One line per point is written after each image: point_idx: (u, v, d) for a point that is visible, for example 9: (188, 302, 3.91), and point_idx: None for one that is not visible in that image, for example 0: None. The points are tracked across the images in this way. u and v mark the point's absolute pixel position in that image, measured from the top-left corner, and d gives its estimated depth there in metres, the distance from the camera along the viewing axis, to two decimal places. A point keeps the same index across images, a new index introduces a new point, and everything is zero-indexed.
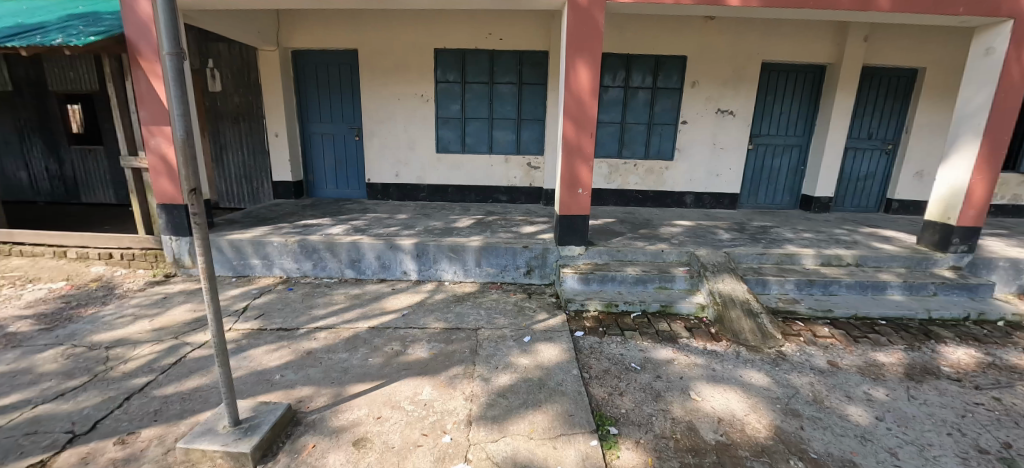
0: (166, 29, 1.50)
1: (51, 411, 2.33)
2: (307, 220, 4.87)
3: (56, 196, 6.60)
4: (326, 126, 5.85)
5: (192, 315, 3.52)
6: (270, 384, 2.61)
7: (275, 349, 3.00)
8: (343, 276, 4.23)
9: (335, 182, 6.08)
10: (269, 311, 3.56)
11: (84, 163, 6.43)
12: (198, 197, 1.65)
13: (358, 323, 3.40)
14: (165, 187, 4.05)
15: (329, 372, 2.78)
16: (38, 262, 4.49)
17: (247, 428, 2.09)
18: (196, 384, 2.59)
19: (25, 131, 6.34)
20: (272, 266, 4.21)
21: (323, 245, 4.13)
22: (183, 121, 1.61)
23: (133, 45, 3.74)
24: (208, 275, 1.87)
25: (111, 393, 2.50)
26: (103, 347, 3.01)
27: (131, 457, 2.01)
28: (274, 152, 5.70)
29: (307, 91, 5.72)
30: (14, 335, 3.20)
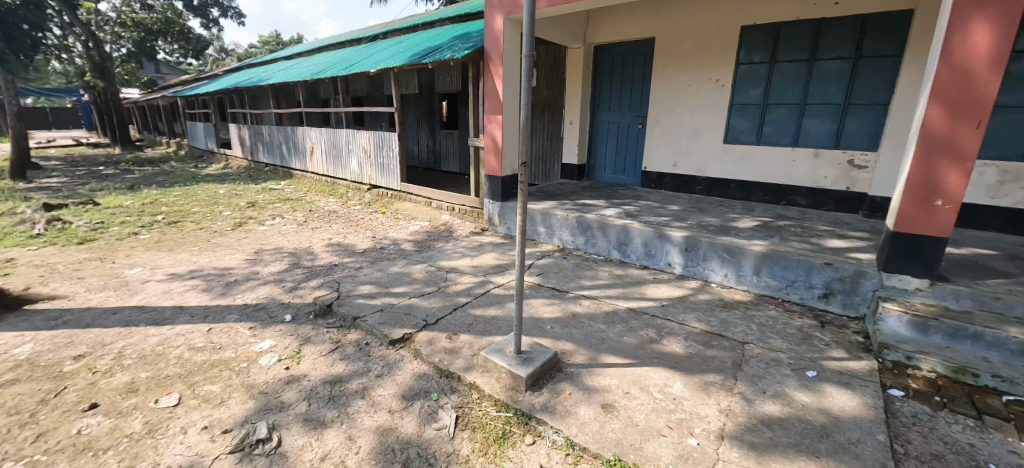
0: (527, 36, 2.09)
1: (417, 303, 3.52)
2: (584, 199, 5.51)
3: (429, 164, 9.74)
4: (613, 115, 6.33)
5: (495, 261, 4.56)
6: (543, 330, 3.12)
7: (549, 303, 3.57)
8: (609, 256, 4.58)
9: (613, 168, 6.54)
10: (547, 271, 4.25)
11: (446, 142, 9.18)
12: (525, 168, 2.25)
13: (618, 302, 3.60)
14: (490, 162, 5.51)
15: (589, 336, 3.06)
16: (417, 207, 6.83)
17: (524, 359, 2.57)
18: (493, 313, 3.35)
19: (421, 119, 9.57)
20: (552, 235, 4.99)
21: (597, 224, 4.56)
22: (526, 107, 2.19)
23: (489, 55, 5.19)
24: (521, 234, 2.36)
25: (448, 303, 3.53)
26: (445, 269, 4.30)
27: (454, 351, 2.83)
28: (567, 138, 6.67)
29: (602, 82, 6.33)
30: (405, 251, 5.01)
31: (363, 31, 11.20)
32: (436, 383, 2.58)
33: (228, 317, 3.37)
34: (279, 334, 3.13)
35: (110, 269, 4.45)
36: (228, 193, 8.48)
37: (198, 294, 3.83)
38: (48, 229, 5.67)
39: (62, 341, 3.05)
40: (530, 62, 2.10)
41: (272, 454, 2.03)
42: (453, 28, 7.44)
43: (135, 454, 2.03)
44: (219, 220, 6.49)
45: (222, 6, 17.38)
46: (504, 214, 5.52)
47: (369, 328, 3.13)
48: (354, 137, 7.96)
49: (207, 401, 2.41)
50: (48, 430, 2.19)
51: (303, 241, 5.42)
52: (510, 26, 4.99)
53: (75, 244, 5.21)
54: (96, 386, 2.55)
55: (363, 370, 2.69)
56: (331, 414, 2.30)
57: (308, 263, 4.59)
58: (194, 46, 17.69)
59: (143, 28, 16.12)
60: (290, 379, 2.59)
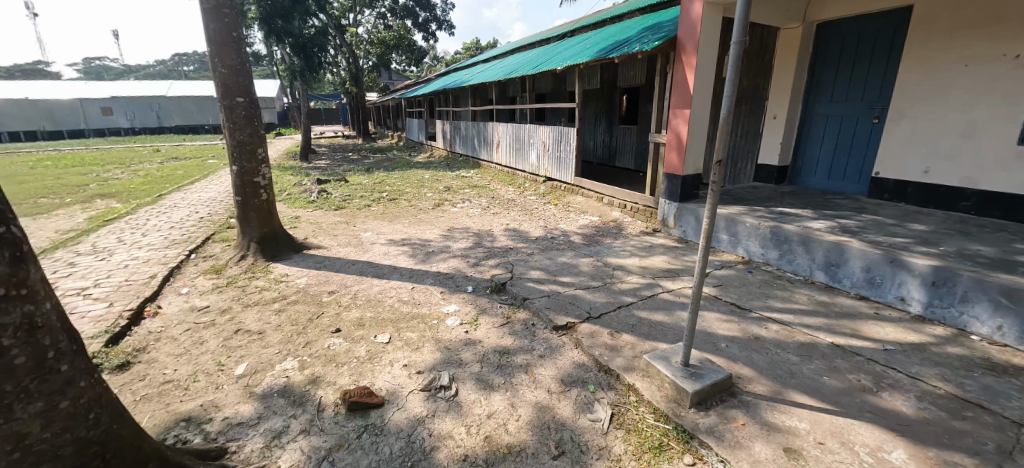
0: (740, 21, 1.88)
1: (582, 295, 3.62)
2: (784, 208, 4.85)
3: (604, 159, 9.80)
4: (835, 106, 5.33)
5: (666, 264, 4.33)
6: (716, 348, 2.86)
7: (726, 320, 3.25)
8: (810, 277, 3.97)
9: (827, 172, 5.56)
10: (727, 283, 3.96)
11: (622, 137, 9.05)
12: (722, 168, 2.01)
13: (819, 334, 3.04)
14: (672, 159, 5.28)
15: (774, 367, 2.65)
16: (588, 202, 6.97)
17: (692, 374, 2.38)
18: (660, 318, 3.20)
19: (600, 114, 9.64)
20: (737, 244, 4.63)
21: (798, 237, 4.01)
22: (730, 100, 1.96)
23: (682, 44, 4.99)
24: (706, 240, 2.16)
25: (612, 299, 3.53)
26: (611, 266, 4.29)
27: (615, 348, 2.82)
28: (768, 134, 5.95)
29: (823, 67, 5.41)
30: (573, 243, 5.21)
31: (552, 31, 11.81)
32: (595, 375, 2.61)
33: (426, 280, 4.09)
34: (463, 301, 3.64)
35: (353, 230, 5.89)
36: (431, 178, 10.20)
37: (407, 258, 4.75)
38: (320, 196, 7.82)
39: (324, 278, 4.20)
40: (740, 50, 1.88)
41: (450, 400, 2.39)
42: (642, 19, 7.20)
43: (361, 372, 2.67)
44: (423, 199, 7.86)
45: (439, 21, 20.63)
46: (680, 215, 5.21)
47: (536, 310, 3.37)
48: (535, 131, 8.54)
49: (409, 344, 2.99)
50: (311, 341, 3.05)
51: (485, 224, 6.15)
52: (709, 11, 4.71)
53: (334, 209, 7.06)
54: (341, 315, 3.43)
55: (529, 347, 2.92)
56: (499, 380, 2.58)
57: (488, 243, 5.20)
58: (416, 56, 21.55)
59: (384, 45, 20.43)
60: (469, 341, 3.00)
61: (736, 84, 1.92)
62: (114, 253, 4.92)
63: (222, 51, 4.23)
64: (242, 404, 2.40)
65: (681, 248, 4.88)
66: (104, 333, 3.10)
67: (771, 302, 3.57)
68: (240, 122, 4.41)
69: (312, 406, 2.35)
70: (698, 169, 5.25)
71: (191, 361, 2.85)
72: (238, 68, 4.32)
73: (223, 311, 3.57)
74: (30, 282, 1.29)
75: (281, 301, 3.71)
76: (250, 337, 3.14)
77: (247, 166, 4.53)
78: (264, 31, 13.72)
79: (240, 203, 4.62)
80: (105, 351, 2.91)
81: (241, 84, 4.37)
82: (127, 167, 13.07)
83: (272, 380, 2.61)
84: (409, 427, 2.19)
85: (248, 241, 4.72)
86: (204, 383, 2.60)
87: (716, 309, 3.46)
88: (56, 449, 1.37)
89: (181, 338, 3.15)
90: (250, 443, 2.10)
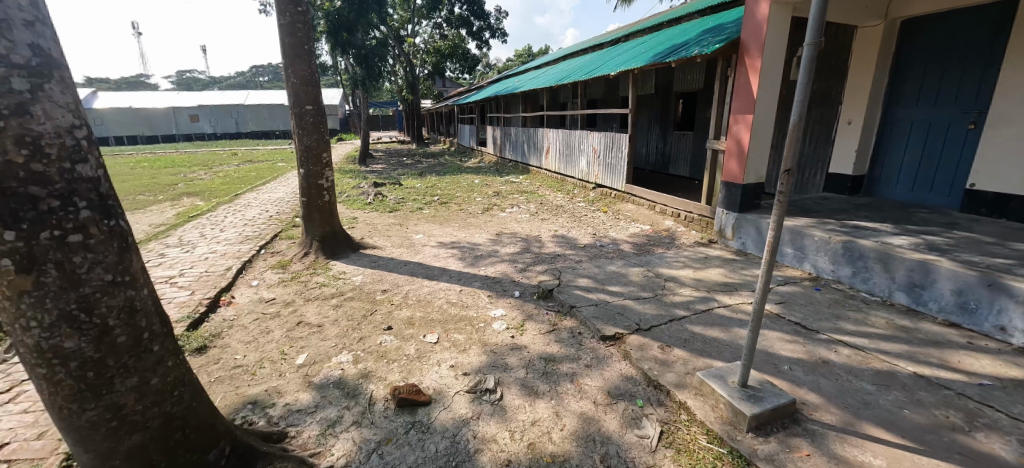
0: (815, 21, 1.75)
1: (631, 306, 3.51)
2: (859, 221, 4.44)
3: (657, 166, 9.51)
4: (921, 110, 4.82)
5: (722, 278, 4.11)
6: (778, 370, 2.67)
7: (789, 340, 3.03)
8: (889, 298, 3.60)
9: (911, 183, 5.03)
10: (791, 301, 3.68)
11: (677, 143, 8.74)
12: (790, 177, 1.87)
13: (898, 362, 2.75)
14: (732, 167, 5.02)
15: (845, 395, 2.43)
16: (640, 210, 6.78)
17: (751, 396, 2.23)
18: (714, 334, 3.04)
19: (653, 120, 9.38)
20: (803, 259, 4.31)
21: (875, 254, 3.65)
22: (801, 105, 1.82)
23: (745, 47, 4.75)
24: (771, 254, 2.03)
25: (663, 312, 3.40)
26: (663, 277, 4.14)
27: (666, 363, 2.71)
28: (840, 140, 5.50)
29: (909, 68, 4.93)
30: (623, 251, 5.08)
31: (606, 36, 11.66)
32: (643, 390, 2.53)
33: (474, 283, 4.17)
34: (509, 306, 3.66)
35: (406, 232, 6.12)
36: (481, 183, 10.40)
37: (456, 261, 4.86)
38: (376, 199, 8.21)
39: (378, 277, 4.39)
40: (815, 51, 1.75)
41: (495, 404, 2.41)
42: (701, 22, 6.94)
43: (410, 370, 2.76)
44: (472, 204, 8.03)
45: (492, 29, 21.03)
46: (739, 226, 4.92)
47: (583, 319, 3.32)
48: (586, 137, 8.45)
49: (456, 346, 3.05)
50: (365, 337, 3.20)
51: (533, 230, 6.17)
52: (777, 10, 4.44)
53: (388, 211, 7.38)
54: (393, 314, 3.57)
55: (575, 356, 2.88)
56: (545, 387, 2.56)
57: (536, 249, 5.21)
58: (469, 63, 22.10)
59: (439, 54, 21.18)
60: (515, 346, 3.01)
61: (809, 87, 1.78)
62: (197, 247, 5.45)
63: (295, 63, 4.57)
64: (301, 392, 2.56)
65: (740, 260, 4.61)
66: (187, 318, 3.44)
67: (843, 324, 3.27)
68: (308, 128, 4.74)
69: (364, 399, 2.46)
70: (760, 177, 4.97)
71: (258, 349, 3.08)
72: (308, 78, 4.66)
73: (287, 304, 3.84)
74: (133, 270, 1.45)
75: (338, 297, 3.93)
76: (311, 329, 3.35)
77: (313, 170, 4.86)
78: (330, 44, 14.71)
79: (306, 203, 4.94)
80: (187, 335, 3.22)
81: (310, 93, 4.70)
82: (210, 169, 14.49)
83: (329, 371, 2.76)
84: (455, 428, 2.23)
85: (311, 239, 5.04)
86: (269, 370, 2.81)
87: (778, 328, 3.23)
88: (145, 420, 1.53)
89: (251, 327, 3.42)
90: (308, 429, 2.23)
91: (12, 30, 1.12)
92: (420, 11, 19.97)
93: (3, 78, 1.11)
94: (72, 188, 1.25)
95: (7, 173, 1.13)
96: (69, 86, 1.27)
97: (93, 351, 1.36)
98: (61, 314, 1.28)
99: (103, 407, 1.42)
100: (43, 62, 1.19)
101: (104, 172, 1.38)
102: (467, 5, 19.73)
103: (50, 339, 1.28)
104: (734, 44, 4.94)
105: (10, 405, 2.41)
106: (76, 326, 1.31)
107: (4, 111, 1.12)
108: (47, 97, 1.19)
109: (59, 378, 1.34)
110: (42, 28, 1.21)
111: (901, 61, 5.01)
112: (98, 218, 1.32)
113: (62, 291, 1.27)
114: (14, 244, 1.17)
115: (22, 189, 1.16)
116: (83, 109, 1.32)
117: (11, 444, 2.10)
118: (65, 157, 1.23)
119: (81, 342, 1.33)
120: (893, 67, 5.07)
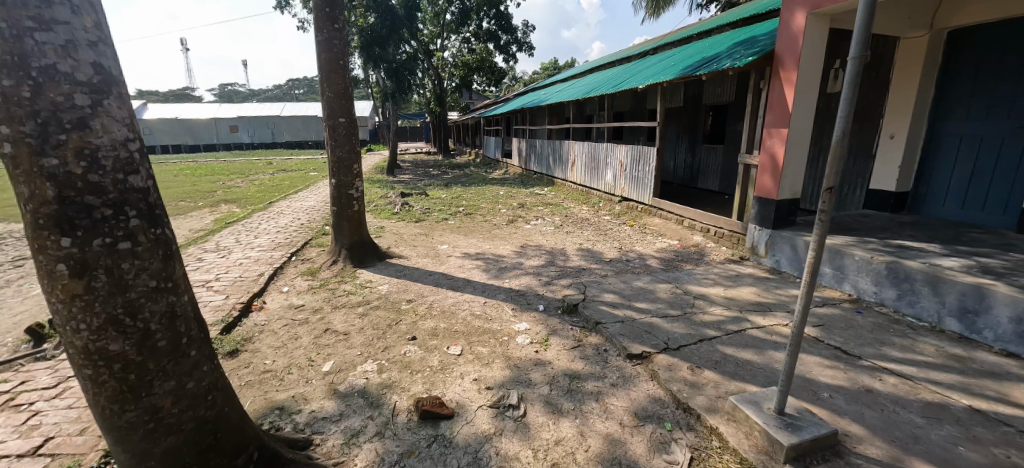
0: (860, 34, 1.67)
1: (659, 324, 3.41)
2: (905, 241, 4.20)
3: (685, 179, 9.34)
4: (972, 124, 4.55)
5: (755, 297, 3.95)
6: (817, 397, 2.52)
7: (828, 366, 2.86)
8: (938, 324, 3.37)
9: (961, 200, 4.72)
10: (830, 325, 3.49)
11: (706, 157, 8.56)
12: (832, 195, 1.78)
13: (951, 394, 2.55)
14: (766, 182, 4.85)
15: (892, 427, 2.26)
16: (667, 224, 6.64)
17: (789, 424, 2.11)
18: (747, 357, 2.90)
19: (682, 133, 9.24)
20: (842, 279, 4.11)
21: (923, 276, 3.43)
22: (845, 120, 1.73)
23: (780, 59, 4.62)
24: (810, 274, 1.93)
25: (693, 331, 3.28)
26: (692, 294, 4.02)
27: (696, 385, 2.60)
28: (882, 156, 5.24)
29: (958, 80, 4.69)
30: (650, 267, 4.97)
31: (633, 50, 11.64)
32: (672, 413, 2.43)
33: (498, 296, 4.15)
34: (533, 320, 3.62)
35: (431, 242, 6.19)
36: (505, 194, 10.45)
37: (481, 273, 4.87)
38: (402, 209, 8.36)
39: (404, 287, 4.44)
40: (860, 65, 1.67)
41: (518, 420, 2.37)
42: (733, 34, 6.82)
43: (433, 382, 2.75)
44: (497, 215, 8.05)
45: (519, 43, 21.34)
46: (773, 243, 4.74)
47: (609, 336, 3.24)
48: (613, 150, 8.39)
49: (479, 359, 3.02)
50: (390, 346, 3.22)
51: (558, 242, 6.13)
52: (814, 22, 4.32)
53: (415, 221, 7.50)
54: (417, 324, 3.59)
55: (600, 374, 2.81)
56: (570, 406, 2.50)
57: (560, 263, 5.15)
58: (495, 77, 22.43)
59: (467, 67, 21.62)
60: (539, 362, 2.97)
61: (853, 103, 1.70)
62: (233, 252, 5.67)
63: (330, 77, 4.74)
64: (326, 400, 2.58)
65: (773, 279, 4.42)
66: (220, 321, 3.56)
67: (887, 350, 3.07)
68: (340, 140, 4.88)
69: (387, 410, 2.47)
70: (796, 193, 4.79)
71: (287, 354, 3.14)
72: (342, 91, 4.81)
73: (315, 311, 3.92)
74: (175, 277, 1.51)
75: (364, 305, 3.99)
76: (337, 337, 3.40)
77: (344, 180, 4.99)
78: (363, 59, 15.27)
79: (336, 212, 5.07)
80: (220, 338, 3.32)
81: (343, 106, 4.85)
82: (247, 177, 15.16)
83: (354, 380, 2.78)
84: (477, 443, 2.20)
85: (340, 247, 5.16)
86: (296, 376, 2.86)
87: (816, 352, 3.06)
88: (180, 423, 1.57)
89: (280, 332, 3.51)
90: (332, 438, 2.25)
91: (78, 50, 1.20)
92: (449, 26, 20.52)
93: (67, 95, 1.19)
94: (124, 199, 1.31)
95: (67, 183, 1.20)
96: (126, 101, 1.35)
97: (135, 354, 1.41)
98: (107, 318, 1.33)
99: (142, 408, 1.47)
100: (103, 79, 1.27)
101: (154, 182, 1.45)
102: (495, 20, 20.13)
103: (96, 342, 1.34)
104: (768, 57, 4.82)
105: (57, 400, 2.54)
106: (120, 330, 1.36)
107: (67, 125, 1.19)
108: (105, 111, 1.26)
109: (103, 379, 1.39)
110: (104, 48, 1.29)
111: (948, 73, 4.76)
112: (146, 227, 1.38)
113: (111, 296, 1.33)
114: (70, 250, 1.24)
115: (79, 198, 1.23)
116: (137, 123, 1.39)
117: (57, 437, 2.20)
118: (119, 169, 1.30)
119: (125, 345, 1.38)
120: (939, 79, 4.83)
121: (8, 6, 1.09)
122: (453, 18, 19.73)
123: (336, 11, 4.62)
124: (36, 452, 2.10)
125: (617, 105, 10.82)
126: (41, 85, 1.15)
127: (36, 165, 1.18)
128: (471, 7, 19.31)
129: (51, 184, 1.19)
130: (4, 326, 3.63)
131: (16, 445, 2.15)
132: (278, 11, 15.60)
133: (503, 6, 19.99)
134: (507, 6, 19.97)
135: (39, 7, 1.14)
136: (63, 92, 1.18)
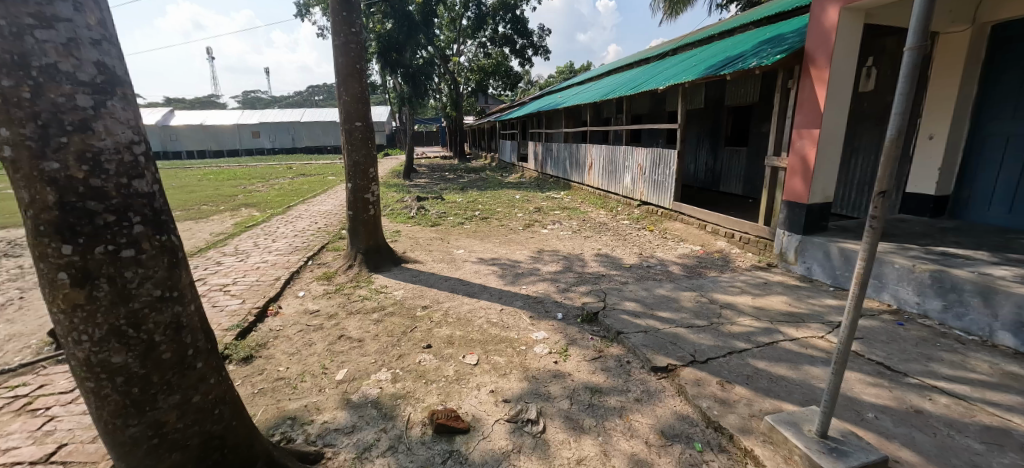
0: (917, 24, 1.52)
1: (684, 334, 3.25)
2: (950, 248, 3.92)
3: (706, 183, 9.13)
4: (1017, 124, 4.24)
5: (786, 307, 3.73)
6: (860, 418, 2.33)
7: (871, 384, 2.65)
8: (990, 338, 3.11)
9: (1008, 205, 4.39)
10: (871, 338, 3.24)
11: (729, 161, 8.33)
12: (885, 200, 1.62)
13: (1012, 417, 2.31)
14: (795, 185, 4.62)
15: (947, 454, 2.05)
16: (689, 229, 6.41)
17: (834, 449, 1.92)
18: (782, 372, 2.71)
19: (703, 135, 9.02)
20: (882, 289, 3.85)
21: (973, 287, 3.18)
22: (900, 117, 1.57)
23: (811, 56, 4.39)
24: (858, 287, 1.77)
25: (721, 343, 3.10)
26: (718, 303, 3.84)
27: (727, 402, 2.43)
28: (920, 157, 4.95)
29: (1003, 77, 4.39)
30: (673, 274, 4.78)
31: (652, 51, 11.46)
32: (702, 431, 2.27)
33: (515, 303, 4.04)
34: (551, 329, 3.49)
35: (447, 247, 6.13)
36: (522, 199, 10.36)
37: (496, 278, 4.77)
38: (418, 213, 8.34)
39: (418, 293, 4.36)
40: (918, 57, 1.51)
41: (537, 437, 2.24)
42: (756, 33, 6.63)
43: (448, 393, 2.65)
44: (512, 220, 7.96)
45: (535, 47, 21.32)
46: (803, 250, 4.51)
47: (631, 346, 3.11)
48: (632, 153, 8.19)
49: (496, 369, 2.92)
50: (404, 354, 3.15)
51: (575, 248, 5.99)
52: (849, 17, 4.09)
53: (431, 225, 7.49)
54: (432, 332, 3.50)
55: (623, 389, 2.66)
56: (591, 421, 2.37)
57: (578, 269, 5.01)
58: (511, 81, 22.50)
59: (483, 71, 21.92)
60: (557, 374, 2.84)
61: (911, 98, 1.54)
62: (250, 256, 5.70)
63: (347, 82, 4.72)
64: (339, 410, 2.50)
65: (805, 288, 4.19)
66: (236, 326, 3.55)
67: (935, 366, 2.83)
68: (356, 144, 4.86)
69: (400, 422, 2.37)
70: (828, 196, 4.55)
71: (300, 362, 3.09)
72: (358, 96, 4.78)
73: (330, 316, 3.87)
74: (182, 286, 1.44)
75: (379, 312, 3.92)
76: (351, 343, 3.34)
77: (359, 184, 4.95)
78: (381, 64, 15.51)
79: (353, 216, 5.04)
80: (235, 343, 3.30)
81: (360, 110, 4.83)
82: (268, 181, 15.52)
83: (368, 389, 2.71)
84: (494, 461, 2.08)
85: (356, 252, 5.12)
86: (309, 384, 2.79)
87: (857, 368, 2.85)
88: (185, 439, 1.52)
89: (295, 338, 3.47)
90: (343, 451, 2.16)
91: (80, 49, 1.15)
92: (465, 32, 20.71)
93: (68, 95, 1.14)
94: (128, 204, 1.25)
95: (68, 188, 1.15)
96: (131, 103, 1.29)
97: (138, 366, 1.35)
98: (110, 328, 1.28)
99: (145, 423, 1.41)
100: (106, 79, 1.21)
101: (160, 187, 1.38)
102: (511, 24, 20.10)
103: (99, 354, 1.29)
104: (798, 54, 4.60)
105: (73, 405, 2.54)
106: (123, 341, 1.31)
107: (68, 128, 1.14)
108: (109, 113, 1.21)
109: (106, 392, 1.34)
110: (108, 47, 1.23)
111: (992, 70, 4.47)
112: (151, 234, 1.31)
113: (113, 306, 1.27)
114: (71, 258, 1.19)
115: (80, 204, 1.17)
116: (143, 125, 1.34)
117: (70, 444, 2.18)
118: (123, 173, 1.24)
119: (128, 358, 1.33)
120: (982, 75, 4.53)
121: (8, 2, 1.04)
122: (469, 23, 19.87)
123: (353, 15, 4.60)
124: (49, 459, 2.07)
125: (637, 108, 10.58)
126: (41, 85, 1.09)
127: (37, 168, 1.13)
128: (486, 12, 19.39)
129: (51, 189, 1.14)
130: (30, 328, 3.70)
131: (29, 452, 2.13)
132: (299, 19, 16.05)
133: (519, 11, 20.06)
134: (523, 10, 19.97)
135: (40, 4, 1.09)
136: (64, 92, 1.13)
